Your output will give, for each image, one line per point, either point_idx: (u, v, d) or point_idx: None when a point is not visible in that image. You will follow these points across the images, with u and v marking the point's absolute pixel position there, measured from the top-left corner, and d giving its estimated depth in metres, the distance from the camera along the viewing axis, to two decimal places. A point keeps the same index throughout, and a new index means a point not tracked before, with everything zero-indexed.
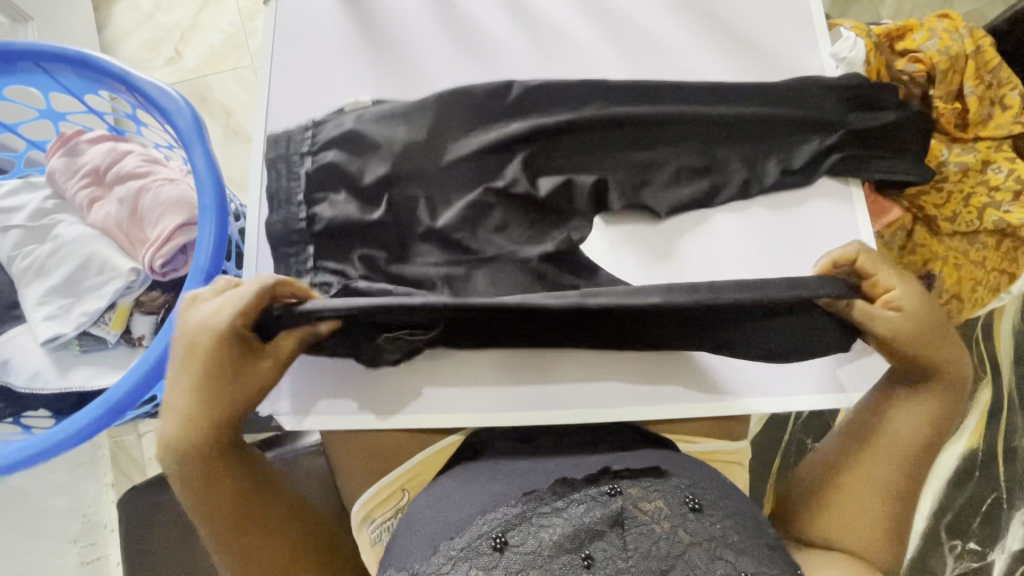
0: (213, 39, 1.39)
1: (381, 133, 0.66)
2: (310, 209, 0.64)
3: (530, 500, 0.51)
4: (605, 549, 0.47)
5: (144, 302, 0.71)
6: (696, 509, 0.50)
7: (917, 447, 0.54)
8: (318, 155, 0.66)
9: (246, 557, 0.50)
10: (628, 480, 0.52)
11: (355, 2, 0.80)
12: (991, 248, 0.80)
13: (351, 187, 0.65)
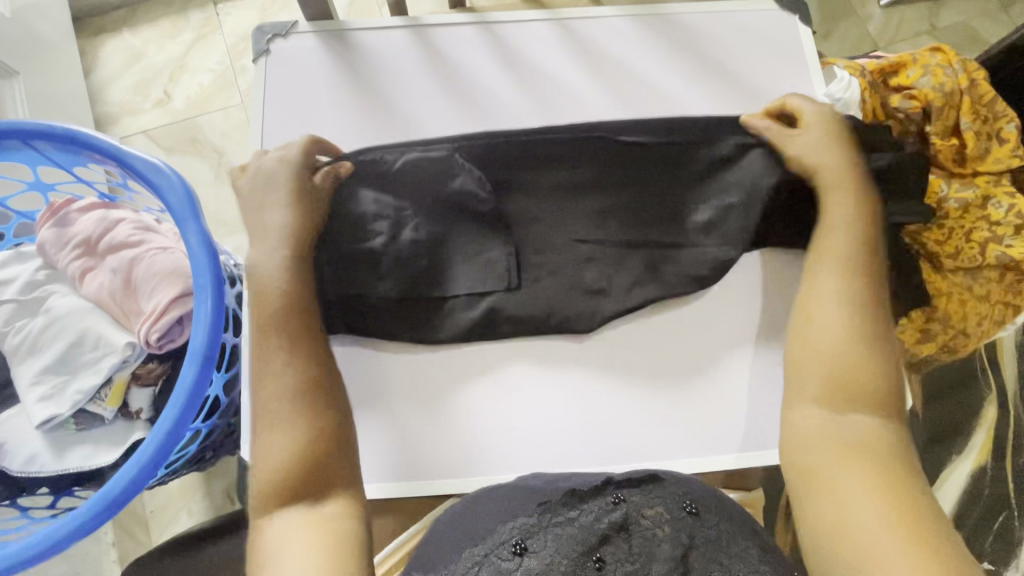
0: (202, 78, 1.38)
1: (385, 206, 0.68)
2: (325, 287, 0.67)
3: (547, 512, 0.49)
4: (614, 552, 0.45)
5: (141, 374, 0.70)
6: (693, 513, 0.49)
7: (826, 324, 0.58)
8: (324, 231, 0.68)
9: (270, 407, 0.56)
10: (630, 489, 0.51)
11: (345, 54, 0.79)
12: (994, 281, 0.80)
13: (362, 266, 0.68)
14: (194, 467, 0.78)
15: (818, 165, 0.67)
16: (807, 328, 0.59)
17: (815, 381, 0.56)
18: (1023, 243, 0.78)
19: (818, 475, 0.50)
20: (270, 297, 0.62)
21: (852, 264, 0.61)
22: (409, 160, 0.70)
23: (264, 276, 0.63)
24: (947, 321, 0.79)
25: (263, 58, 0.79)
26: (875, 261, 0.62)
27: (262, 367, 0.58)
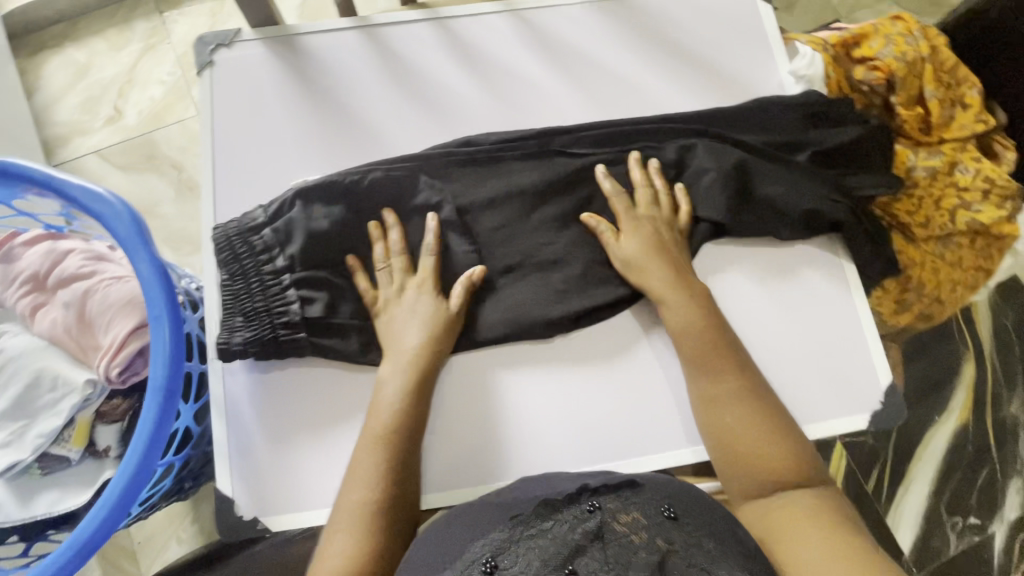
0: (153, 92, 1.32)
1: (352, 214, 0.66)
2: (296, 305, 0.63)
3: (518, 525, 0.48)
4: (588, 564, 0.43)
5: (105, 411, 0.68)
6: (672, 518, 0.48)
7: (704, 357, 0.62)
8: (289, 247, 0.64)
9: (359, 471, 0.57)
10: (606, 496, 0.50)
11: (294, 61, 0.76)
12: (965, 247, 0.80)
13: (329, 280, 0.65)
14: (173, 501, 0.75)
15: (631, 259, 0.67)
16: (715, 421, 0.59)
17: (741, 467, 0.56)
18: (991, 207, 0.78)
19: (779, 528, 0.51)
20: (379, 413, 0.60)
21: (710, 347, 0.63)
22: (375, 172, 0.68)
23: (384, 386, 0.62)
24: (922, 291, 0.80)
25: (208, 70, 0.75)
26: (726, 340, 0.63)
27: (358, 470, 0.57)
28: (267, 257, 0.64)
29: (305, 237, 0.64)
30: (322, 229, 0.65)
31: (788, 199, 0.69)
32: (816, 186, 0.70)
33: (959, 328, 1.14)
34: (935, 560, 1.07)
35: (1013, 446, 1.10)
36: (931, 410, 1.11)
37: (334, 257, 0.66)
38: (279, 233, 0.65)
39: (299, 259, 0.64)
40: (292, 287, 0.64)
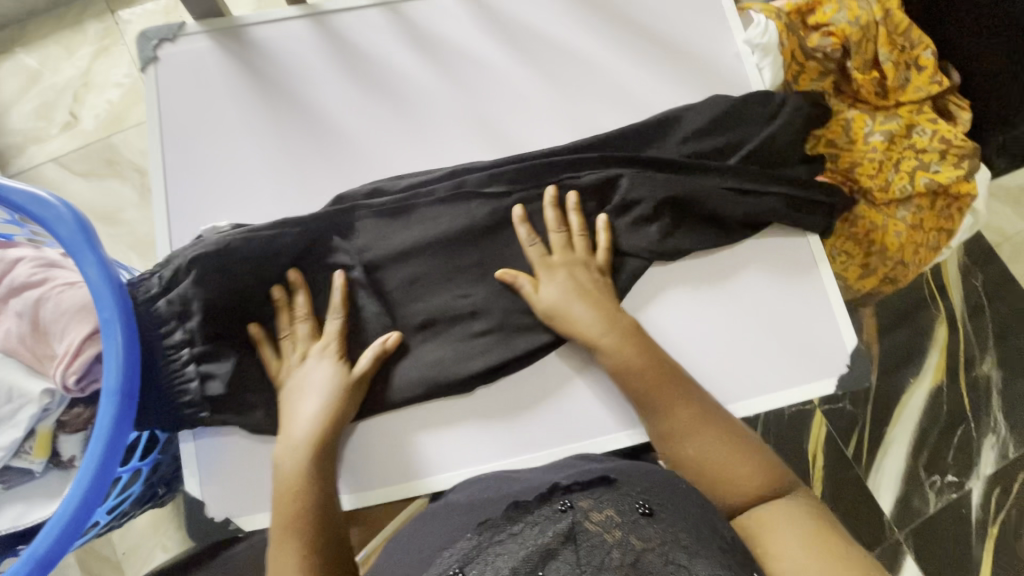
0: (111, 95, 1.26)
1: (250, 283, 0.64)
2: (196, 381, 0.63)
3: (486, 531, 0.47)
4: (559, 568, 0.42)
5: (67, 420, 0.66)
6: (648, 514, 0.47)
7: (651, 387, 0.61)
8: (185, 320, 0.63)
9: (288, 552, 0.55)
10: (579, 493, 0.49)
11: (241, 54, 0.74)
12: (927, 209, 0.80)
13: (230, 354, 0.65)
14: (148, 508, 0.74)
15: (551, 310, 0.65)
16: (673, 450, 0.59)
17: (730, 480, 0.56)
18: (949, 166, 0.78)
19: (763, 529, 0.52)
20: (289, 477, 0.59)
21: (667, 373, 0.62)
22: (274, 233, 0.65)
23: (286, 461, 0.60)
24: (885, 254, 0.81)
25: (153, 67, 0.73)
26: (670, 366, 0.62)
27: (280, 560, 0.55)
28: (168, 330, 0.63)
29: (204, 309, 0.63)
30: (217, 301, 0.63)
31: (696, 229, 0.70)
32: (738, 203, 0.69)
33: (929, 291, 1.15)
34: (917, 520, 1.08)
35: (986, 403, 1.12)
36: (905, 373, 1.13)
37: (233, 328, 0.65)
38: (178, 304, 0.63)
39: (198, 334, 0.63)
40: (191, 364, 0.63)
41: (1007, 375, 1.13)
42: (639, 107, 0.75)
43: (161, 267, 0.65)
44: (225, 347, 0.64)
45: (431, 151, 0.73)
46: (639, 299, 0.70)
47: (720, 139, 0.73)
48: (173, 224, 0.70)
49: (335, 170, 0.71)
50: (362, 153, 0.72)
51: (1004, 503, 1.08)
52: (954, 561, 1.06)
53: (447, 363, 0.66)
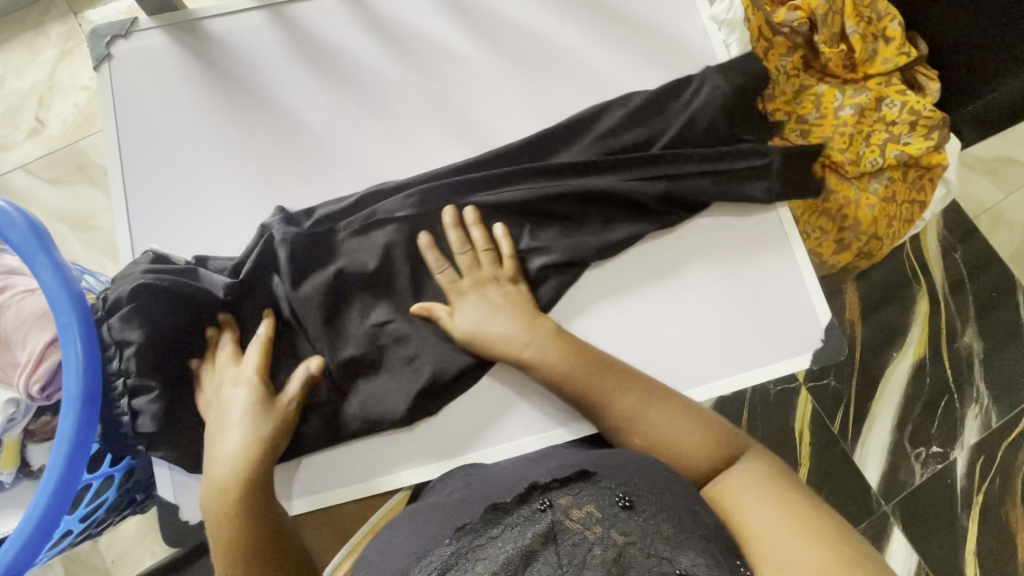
0: (77, 98, 1.21)
1: (184, 310, 0.63)
2: (131, 412, 0.61)
3: (464, 535, 0.46)
4: (540, 570, 0.42)
5: (34, 430, 0.65)
6: (628, 506, 0.46)
7: (586, 376, 0.60)
8: (122, 349, 0.61)
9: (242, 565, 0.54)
10: (558, 489, 0.48)
11: (198, 49, 0.72)
12: (898, 181, 0.80)
13: (165, 386, 0.62)
14: (127, 514, 0.73)
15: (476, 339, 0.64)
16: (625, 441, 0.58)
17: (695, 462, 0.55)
18: (919, 138, 0.78)
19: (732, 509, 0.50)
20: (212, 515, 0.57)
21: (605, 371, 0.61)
22: (216, 292, 0.64)
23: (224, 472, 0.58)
24: (859, 227, 0.80)
25: (106, 64, 0.71)
26: (597, 355, 0.62)
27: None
28: (109, 356, 0.62)
29: (141, 339, 0.61)
30: (155, 335, 0.62)
31: (612, 232, 0.69)
32: (653, 193, 0.69)
33: (910, 265, 1.16)
34: (903, 492, 1.09)
35: (968, 374, 1.12)
36: (888, 347, 1.13)
37: (171, 363, 0.63)
38: (116, 331, 0.61)
39: (132, 367, 0.61)
40: (125, 396, 0.62)
41: (988, 345, 1.14)
42: (606, 89, 0.74)
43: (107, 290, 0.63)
44: (159, 382, 0.62)
45: (396, 141, 0.71)
46: (577, 301, 0.70)
47: (638, 130, 0.72)
48: (135, 225, 0.69)
49: (298, 163, 0.70)
50: (325, 146, 0.71)
51: (989, 472, 1.10)
52: (941, 530, 1.08)
53: (380, 394, 0.66)
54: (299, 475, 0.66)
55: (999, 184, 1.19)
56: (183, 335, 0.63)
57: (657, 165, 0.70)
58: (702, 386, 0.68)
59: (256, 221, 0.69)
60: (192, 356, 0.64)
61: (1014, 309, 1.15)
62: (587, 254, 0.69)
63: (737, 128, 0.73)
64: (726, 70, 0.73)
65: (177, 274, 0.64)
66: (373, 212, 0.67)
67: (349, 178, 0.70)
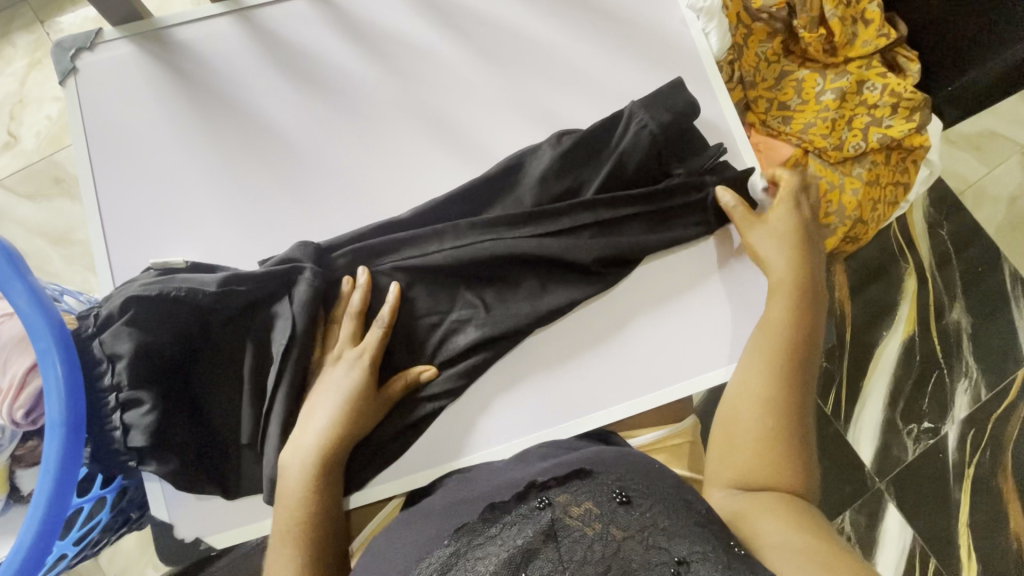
0: (50, 110, 1.18)
1: (169, 322, 0.59)
2: (123, 429, 0.59)
3: (464, 535, 0.45)
4: (542, 566, 0.42)
5: (21, 454, 0.65)
6: (625, 501, 0.46)
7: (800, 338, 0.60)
8: (116, 360, 0.59)
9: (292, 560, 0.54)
10: (557, 487, 0.47)
11: (166, 59, 0.71)
12: (881, 164, 0.81)
13: (159, 403, 0.59)
14: (124, 533, 0.73)
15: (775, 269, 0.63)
16: (735, 415, 0.56)
17: (735, 451, 0.54)
18: (901, 121, 0.78)
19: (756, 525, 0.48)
20: (288, 502, 0.56)
21: (795, 362, 0.58)
22: (206, 288, 0.60)
23: (286, 471, 0.57)
24: (844, 212, 0.80)
25: (72, 78, 0.70)
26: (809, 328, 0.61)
27: (276, 566, 0.53)
28: (99, 372, 0.59)
29: (133, 349, 0.58)
30: (153, 343, 0.59)
31: (546, 296, 0.66)
32: (587, 250, 0.65)
33: (897, 244, 1.17)
34: (896, 468, 1.10)
35: (956, 349, 1.14)
36: (877, 326, 1.14)
37: (169, 373, 0.60)
38: (108, 344, 0.59)
39: (126, 378, 0.59)
40: (118, 410, 0.59)
41: (976, 320, 1.15)
42: (584, 83, 0.73)
43: (100, 304, 0.61)
44: (151, 392, 0.59)
45: (374, 145, 0.70)
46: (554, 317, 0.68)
47: (567, 177, 0.67)
48: (111, 242, 0.67)
49: (275, 172, 0.69)
50: (303, 153, 0.69)
51: (979, 445, 1.11)
52: (934, 504, 1.09)
53: None
54: None
55: (984, 158, 1.20)
56: (181, 351, 0.60)
57: (591, 208, 0.65)
58: (692, 379, 0.68)
59: (234, 233, 0.68)
60: (196, 365, 0.62)
61: (1000, 282, 1.16)
62: (521, 322, 0.65)
63: (668, 165, 0.68)
64: (652, 105, 0.66)
65: (186, 279, 0.60)
66: (288, 258, 0.63)
67: (328, 185, 0.69)
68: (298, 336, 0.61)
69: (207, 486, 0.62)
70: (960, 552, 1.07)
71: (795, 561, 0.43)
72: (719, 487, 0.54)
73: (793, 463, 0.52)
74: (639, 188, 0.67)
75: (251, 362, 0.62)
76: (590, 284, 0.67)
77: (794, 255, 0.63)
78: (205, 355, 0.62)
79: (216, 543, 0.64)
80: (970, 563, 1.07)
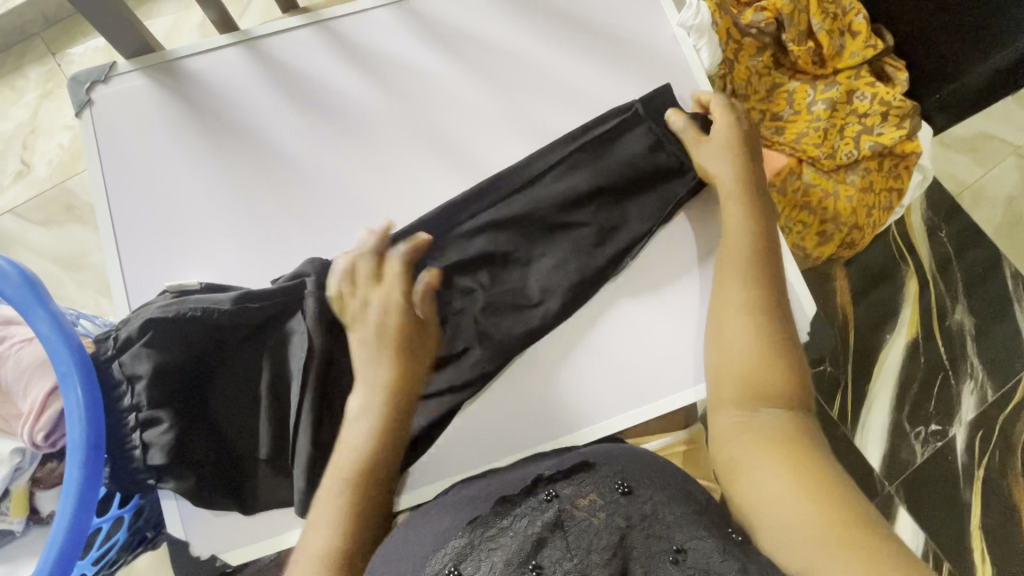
0: (63, 138, 1.22)
1: (183, 344, 0.61)
2: (142, 447, 0.61)
3: (476, 527, 0.46)
4: (550, 555, 0.43)
5: (41, 477, 0.66)
6: (627, 491, 0.48)
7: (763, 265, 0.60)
8: (134, 381, 0.61)
9: (344, 503, 0.55)
10: (562, 481, 0.49)
11: (176, 89, 0.73)
12: (875, 171, 0.82)
13: (178, 420, 0.61)
14: (141, 553, 0.74)
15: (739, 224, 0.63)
16: (720, 323, 0.59)
17: (730, 376, 0.55)
18: (892, 128, 0.80)
19: (733, 468, 0.50)
20: (351, 446, 0.57)
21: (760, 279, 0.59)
22: (221, 307, 0.62)
23: (355, 420, 0.58)
24: (839, 219, 0.82)
25: (88, 110, 0.72)
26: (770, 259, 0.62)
27: (323, 508, 0.55)
28: (118, 394, 0.61)
29: (151, 369, 0.60)
30: (167, 363, 0.61)
31: (555, 270, 0.68)
32: (562, 243, 0.69)
33: (897, 248, 1.18)
34: (906, 471, 1.10)
35: (960, 350, 1.14)
36: (881, 329, 1.15)
37: (185, 393, 0.62)
38: (128, 365, 0.61)
39: (146, 398, 0.61)
40: (137, 430, 0.61)
41: (979, 320, 1.15)
42: (582, 101, 0.75)
43: (119, 327, 0.63)
44: (168, 411, 0.61)
45: (379, 166, 0.72)
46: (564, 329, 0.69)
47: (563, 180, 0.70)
48: (126, 266, 0.69)
49: (284, 195, 0.71)
50: (310, 175, 0.72)
51: (988, 446, 1.11)
52: (945, 505, 1.09)
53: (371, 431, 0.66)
54: None
55: (979, 161, 1.21)
56: (197, 371, 0.62)
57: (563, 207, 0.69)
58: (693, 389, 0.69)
59: (245, 253, 0.70)
60: (211, 384, 0.63)
61: (1002, 284, 1.16)
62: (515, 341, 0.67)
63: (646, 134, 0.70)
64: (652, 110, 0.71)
65: (201, 302, 0.62)
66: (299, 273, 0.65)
67: (336, 207, 0.71)
68: (313, 350, 0.63)
69: (224, 502, 0.63)
70: (974, 554, 1.07)
71: (791, 542, 0.43)
72: (724, 412, 0.54)
73: (789, 381, 0.54)
74: (634, 160, 0.70)
75: (268, 380, 0.64)
76: (565, 269, 0.68)
77: (737, 171, 0.66)
78: (222, 375, 0.63)
79: (232, 561, 0.65)
80: (984, 566, 1.06)
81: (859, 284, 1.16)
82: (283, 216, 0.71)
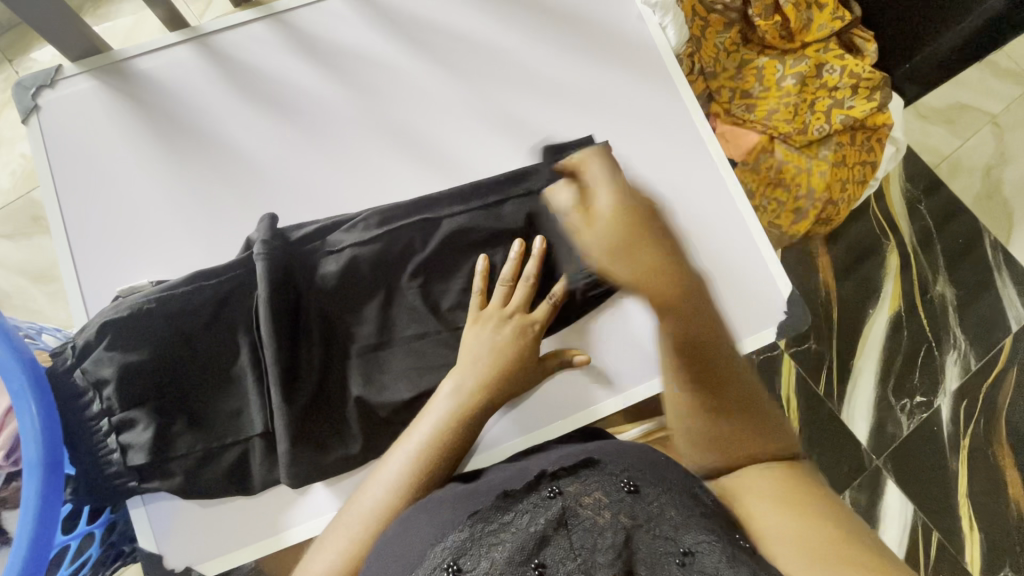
0: (23, 148, 1.18)
1: (143, 343, 0.60)
2: (121, 451, 0.60)
3: (477, 521, 0.44)
4: (555, 554, 0.42)
5: (6, 496, 0.64)
6: (633, 490, 0.46)
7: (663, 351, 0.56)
8: (103, 386, 0.59)
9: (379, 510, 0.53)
10: (566, 477, 0.48)
11: (127, 92, 0.71)
12: (847, 145, 0.82)
13: (157, 421, 0.60)
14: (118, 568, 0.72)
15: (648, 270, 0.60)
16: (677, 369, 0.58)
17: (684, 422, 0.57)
18: (862, 101, 0.80)
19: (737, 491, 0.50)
20: (411, 445, 0.56)
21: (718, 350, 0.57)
22: (176, 290, 0.61)
23: (427, 416, 0.58)
24: (814, 195, 0.81)
25: (35, 117, 0.70)
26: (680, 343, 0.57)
27: (354, 514, 0.53)
28: (85, 402, 0.59)
29: (117, 373, 0.59)
30: (132, 364, 0.59)
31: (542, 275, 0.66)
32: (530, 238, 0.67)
33: (877, 221, 1.17)
34: (893, 444, 1.11)
35: (943, 323, 1.14)
36: (865, 304, 1.15)
37: (162, 391, 0.60)
38: (91, 372, 0.59)
39: (117, 401, 0.59)
40: (113, 434, 0.60)
41: (961, 292, 1.15)
42: (546, 86, 0.73)
43: (75, 337, 0.61)
44: (144, 411, 0.60)
45: (342, 162, 0.70)
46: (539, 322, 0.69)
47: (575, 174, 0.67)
48: (83, 276, 0.67)
49: (244, 196, 0.69)
50: (270, 174, 0.70)
51: (973, 415, 1.11)
52: (932, 477, 1.10)
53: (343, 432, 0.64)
54: (296, 501, 0.65)
55: (956, 131, 1.21)
56: (171, 372, 0.61)
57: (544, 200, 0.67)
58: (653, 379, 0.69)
59: (207, 256, 0.68)
60: (188, 381, 0.61)
61: (982, 253, 1.16)
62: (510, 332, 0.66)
63: None
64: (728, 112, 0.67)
65: (161, 292, 0.61)
66: (252, 245, 0.65)
67: (298, 205, 0.69)
68: (267, 326, 0.61)
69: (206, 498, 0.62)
70: (962, 523, 1.08)
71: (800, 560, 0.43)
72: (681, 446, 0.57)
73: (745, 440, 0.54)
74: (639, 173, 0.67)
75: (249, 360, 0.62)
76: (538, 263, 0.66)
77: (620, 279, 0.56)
78: (199, 370, 0.61)
79: (208, 571, 0.63)
80: (972, 533, 1.07)
81: (841, 261, 1.16)
82: (245, 216, 0.69)
